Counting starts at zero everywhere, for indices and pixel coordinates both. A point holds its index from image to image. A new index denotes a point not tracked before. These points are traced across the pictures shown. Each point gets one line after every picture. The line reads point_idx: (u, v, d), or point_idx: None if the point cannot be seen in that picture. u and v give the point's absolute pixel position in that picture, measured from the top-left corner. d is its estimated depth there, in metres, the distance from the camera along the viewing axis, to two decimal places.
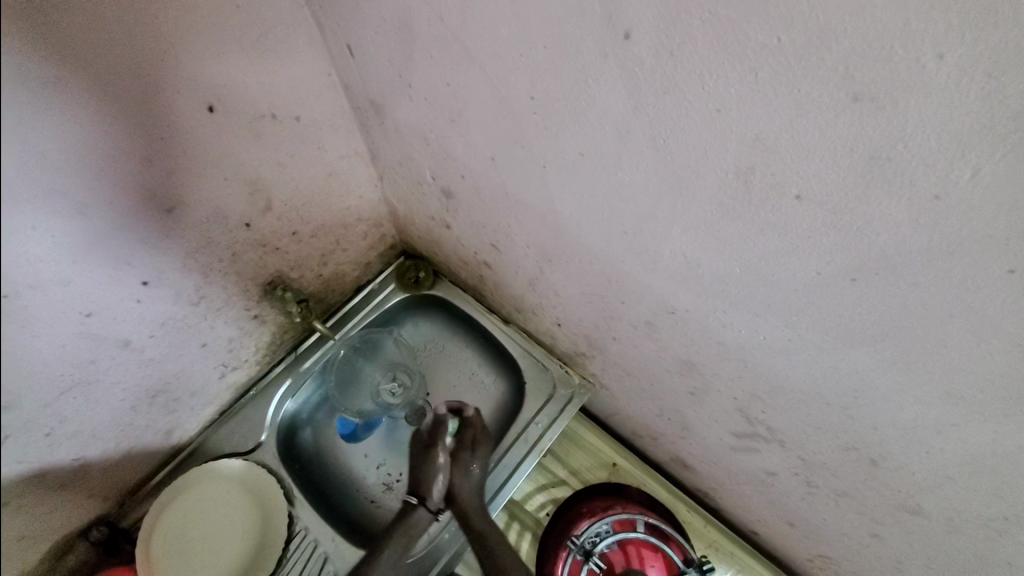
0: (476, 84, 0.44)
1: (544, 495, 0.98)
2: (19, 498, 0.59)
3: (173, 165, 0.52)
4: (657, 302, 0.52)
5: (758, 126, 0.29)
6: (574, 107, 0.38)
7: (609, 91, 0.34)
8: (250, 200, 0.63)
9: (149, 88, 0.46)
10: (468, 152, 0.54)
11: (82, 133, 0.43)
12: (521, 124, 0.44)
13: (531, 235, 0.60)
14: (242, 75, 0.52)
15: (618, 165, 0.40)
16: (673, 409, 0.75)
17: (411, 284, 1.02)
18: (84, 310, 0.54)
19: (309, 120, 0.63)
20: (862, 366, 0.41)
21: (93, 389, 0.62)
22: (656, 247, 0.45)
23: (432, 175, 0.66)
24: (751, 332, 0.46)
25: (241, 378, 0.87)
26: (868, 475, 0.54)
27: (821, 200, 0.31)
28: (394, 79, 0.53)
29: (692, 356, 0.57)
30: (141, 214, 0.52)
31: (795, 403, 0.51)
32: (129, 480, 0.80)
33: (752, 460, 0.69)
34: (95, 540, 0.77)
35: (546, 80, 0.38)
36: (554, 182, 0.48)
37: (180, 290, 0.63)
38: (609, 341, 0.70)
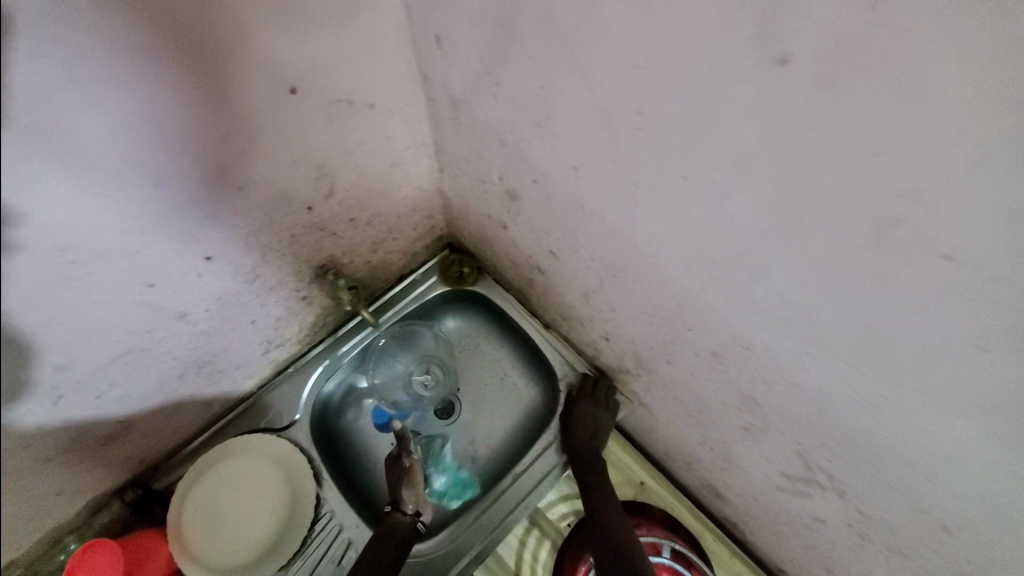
0: (575, 91, 0.41)
1: (566, 505, 0.96)
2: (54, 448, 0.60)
3: (249, 144, 0.51)
4: (731, 336, 0.49)
5: (922, 175, 0.26)
6: (690, 130, 0.35)
7: (740, 117, 0.32)
8: (314, 184, 0.62)
9: (238, 65, 0.45)
10: (549, 158, 0.52)
11: (170, 104, 0.43)
12: (618, 139, 0.41)
13: (599, 248, 0.58)
14: (327, 58, 0.51)
15: (726, 194, 0.37)
16: (718, 439, 0.72)
17: (454, 279, 1.00)
18: (147, 281, 0.54)
19: (382, 109, 0.61)
20: (966, 438, 0.37)
21: (145, 356, 0.62)
22: (748, 282, 0.42)
23: (499, 175, 0.64)
24: (840, 382, 0.43)
25: (282, 355, 0.87)
26: (935, 542, 0.50)
27: (974, 264, 0.27)
28: (480, 75, 0.51)
29: (758, 393, 0.54)
30: (210, 191, 0.51)
31: (869, 458, 0.48)
32: (166, 444, 0.81)
33: (799, 503, 0.66)
34: (129, 501, 0.79)
35: (661, 97, 0.35)
36: (642, 200, 0.45)
37: (239, 268, 0.63)
38: (662, 363, 0.68)
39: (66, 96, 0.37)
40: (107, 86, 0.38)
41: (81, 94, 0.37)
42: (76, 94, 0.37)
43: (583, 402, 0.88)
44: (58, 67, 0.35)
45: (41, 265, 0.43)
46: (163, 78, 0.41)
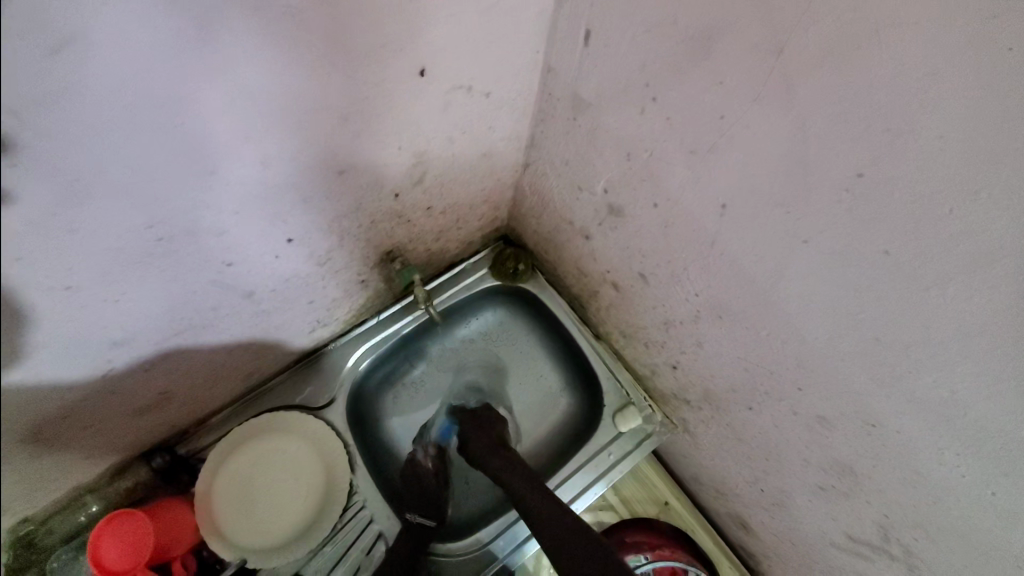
0: (771, 132, 0.36)
1: (590, 515, 0.97)
2: (91, 412, 0.56)
3: (362, 128, 0.45)
4: (856, 409, 0.46)
5: None
6: (924, 210, 0.31)
7: (1008, 214, 0.27)
8: (409, 171, 0.56)
9: (376, 41, 0.38)
10: (690, 188, 0.47)
11: (297, 80, 0.37)
12: (808, 194, 0.37)
13: (711, 287, 0.54)
14: (462, 40, 0.44)
15: (936, 283, 0.33)
16: (775, 486, 0.70)
17: (506, 274, 0.95)
18: (225, 261, 0.49)
19: (495, 99, 0.55)
20: None
21: (203, 332, 0.58)
22: (913, 369, 0.39)
23: (606, 188, 0.59)
24: (980, 485, 0.40)
25: (326, 333, 0.83)
26: None
27: None
28: (631, 84, 0.45)
29: (857, 464, 0.52)
30: (311, 173, 0.46)
31: (973, 553, 0.46)
32: (198, 412, 0.77)
33: (852, 564, 0.65)
34: (156, 467, 0.75)
35: (902, 167, 0.30)
36: (806, 260, 0.41)
37: (314, 251, 0.58)
38: (738, 406, 0.65)
39: (190, 64, 0.31)
40: (238, 56, 0.32)
41: (203, 63, 0.31)
42: (202, 62, 0.31)
43: (617, 434, 0.88)
44: (190, 30, 0.29)
45: (124, 241, 0.38)
46: (291, 48, 0.34)
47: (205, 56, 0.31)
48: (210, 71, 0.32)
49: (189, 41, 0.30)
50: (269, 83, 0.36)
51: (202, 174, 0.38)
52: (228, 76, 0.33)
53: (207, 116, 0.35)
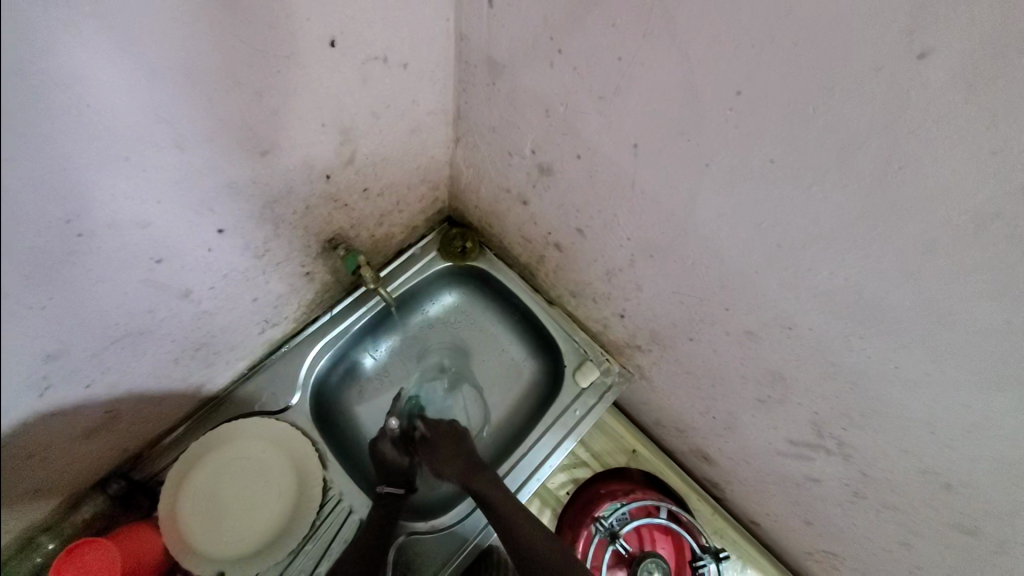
0: (663, 65, 0.40)
1: (565, 475, 1.01)
2: (31, 439, 0.53)
3: (280, 104, 0.46)
4: (776, 316, 0.52)
5: None
6: (796, 115, 0.35)
7: (859, 104, 0.32)
8: (337, 150, 0.57)
9: (281, 13, 0.39)
10: (605, 133, 0.50)
11: (206, 58, 0.37)
12: (703, 119, 0.41)
13: (640, 228, 0.58)
14: (369, 8, 0.45)
15: (817, 181, 0.38)
16: (724, 410, 0.76)
17: (455, 254, 0.96)
18: (154, 257, 0.48)
19: (414, 69, 0.56)
20: (1001, 408, 0.41)
21: (143, 340, 0.56)
22: (812, 266, 0.44)
23: (533, 149, 0.62)
24: (883, 360, 0.46)
25: (277, 334, 0.81)
26: (932, 495, 0.56)
27: None
28: (538, 40, 0.48)
29: (786, 369, 0.57)
30: (233, 153, 0.46)
31: (889, 426, 0.52)
32: (149, 433, 0.74)
33: (797, 466, 0.72)
34: (113, 494, 0.72)
35: (772, 78, 0.34)
36: (712, 184, 0.45)
37: (249, 241, 0.58)
38: (681, 340, 0.70)
39: (96, 45, 0.31)
40: (139, 29, 0.32)
41: (105, 37, 0.31)
42: (104, 39, 0.31)
43: (580, 391, 0.92)
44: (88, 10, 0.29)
45: (43, 238, 0.36)
46: (193, 18, 0.34)
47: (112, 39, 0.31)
48: (119, 57, 0.32)
49: (87, 16, 0.30)
50: (177, 58, 0.35)
51: (117, 162, 0.38)
52: (138, 60, 0.33)
53: (121, 102, 0.35)
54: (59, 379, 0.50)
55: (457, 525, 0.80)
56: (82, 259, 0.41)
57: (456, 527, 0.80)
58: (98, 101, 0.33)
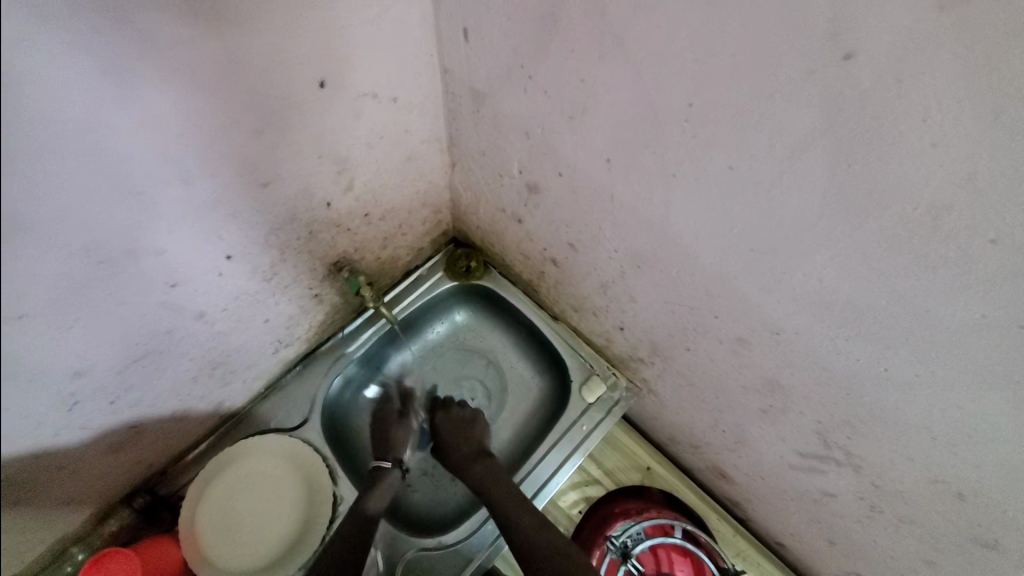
0: (621, 85, 0.42)
1: (577, 493, 1.00)
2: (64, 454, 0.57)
3: (276, 140, 0.50)
4: (762, 322, 0.51)
5: (978, 165, 0.28)
6: (743, 123, 0.36)
7: (799, 108, 0.33)
8: (335, 178, 0.61)
9: (273, 57, 0.44)
10: (580, 150, 0.52)
11: (202, 100, 0.42)
12: (663, 132, 0.42)
13: (624, 240, 0.59)
14: (355, 50, 0.50)
15: (774, 184, 0.38)
16: (732, 423, 0.75)
17: (461, 274, 0.99)
18: (169, 281, 0.52)
19: (404, 102, 0.61)
20: (995, 409, 0.39)
21: (163, 359, 0.61)
22: (786, 268, 0.44)
23: (520, 169, 0.65)
24: (871, 362, 0.45)
25: (291, 354, 0.86)
26: (948, 508, 0.52)
27: (1020, 246, 0.30)
28: (511, 68, 0.51)
29: (780, 375, 0.57)
30: (236, 185, 0.50)
31: (891, 433, 0.50)
32: (173, 449, 0.78)
33: (811, 480, 0.69)
34: (138, 507, 0.76)
35: (717, 89, 0.36)
36: (681, 193, 0.46)
37: (256, 265, 0.62)
38: (679, 351, 0.70)
39: (103, 92, 0.36)
40: (143, 78, 0.37)
41: (112, 85, 0.36)
42: (114, 87, 0.36)
43: (587, 407, 0.92)
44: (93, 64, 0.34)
45: (67, 265, 0.41)
46: (187, 65, 0.39)
47: (118, 85, 0.36)
48: (123, 101, 0.37)
49: (95, 72, 0.34)
50: (178, 100, 0.40)
51: (132, 197, 0.42)
52: (143, 104, 0.38)
53: (128, 141, 0.39)
54: (87, 397, 0.55)
55: (463, 543, 0.81)
56: (104, 284, 0.45)
57: (461, 545, 0.81)
58: (110, 141, 0.38)
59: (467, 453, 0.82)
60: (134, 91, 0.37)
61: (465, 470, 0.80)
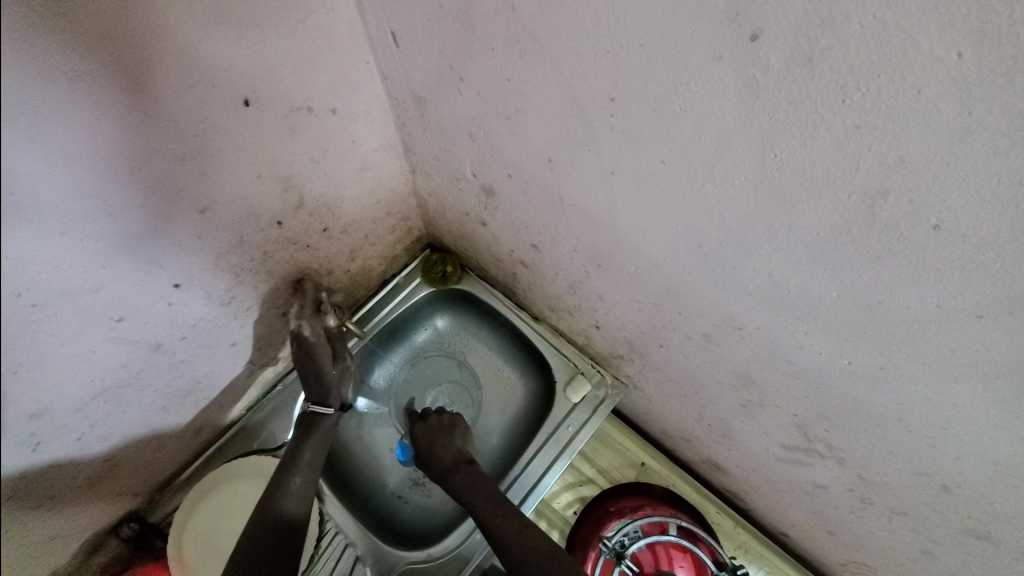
0: (544, 82, 0.40)
1: (571, 494, 0.98)
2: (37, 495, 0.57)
3: (204, 164, 0.49)
4: (723, 317, 0.49)
5: (908, 146, 0.25)
6: (664, 112, 0.34)
7: (716, 96, 0.31)
8: (282, 196, 0.60)
9: (184, 79, 0.43)
10: (522, 152, 0.50)
11: (113, 133, 0.40)
12: (592, 128, 0.40)
13: (581, 239, 0.57)
14: (277, 64, 0.48)
15: (708, 177, 0.36)
16: (715, 417, 0.72)
17: (438, 280, 0.98)
18: (114, 316, 0.52)
19: (345, 112, 0.59)
20: (965, 401, 0.36)
21: (124, 394, 0.60)
22: (735, 263, 0.41)
23: (473, 172, 0.63)
24: (834, 356, 0.43)
25: (269, 373, 0.86)
26: (935, 499, 0.50)
27: (965, 233, 0.27)
28: (442, 70, 0.49)
29: (752, 370, 0.54)
30: (170, 214, 0.49)
31: (867, 427, 0.48)
32: (158, 476, 0.79)
33: (799, 472, 0.66)
34: (126, 536, 0.77)
35: (634, 81, 0.34)
36: (623, 190, 0.44)
37: (210, 290, 0.62)
38: (653, 347, 0.68)
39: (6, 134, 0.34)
40: (46, 115, 0.35)
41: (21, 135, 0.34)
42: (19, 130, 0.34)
43: (573, 407, 0.89)
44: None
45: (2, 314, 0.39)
46: (97, 101, 0.38)
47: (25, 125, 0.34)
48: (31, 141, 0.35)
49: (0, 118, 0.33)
50: (90, 136, 0.39)
51: (55, 239, 0.41)
52: (50, 143, 0.37)
53: (45, 181, 0.38)
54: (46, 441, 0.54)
55: (457, 549, 0.82)
56: (41, 327, 0.45)
57: (456, 550, 0.81)
58: (28, 183, 0.36)
59: (450, 462, 0.80)
60: (41, 133, 0.36)
61: (448, 480, 0.78)
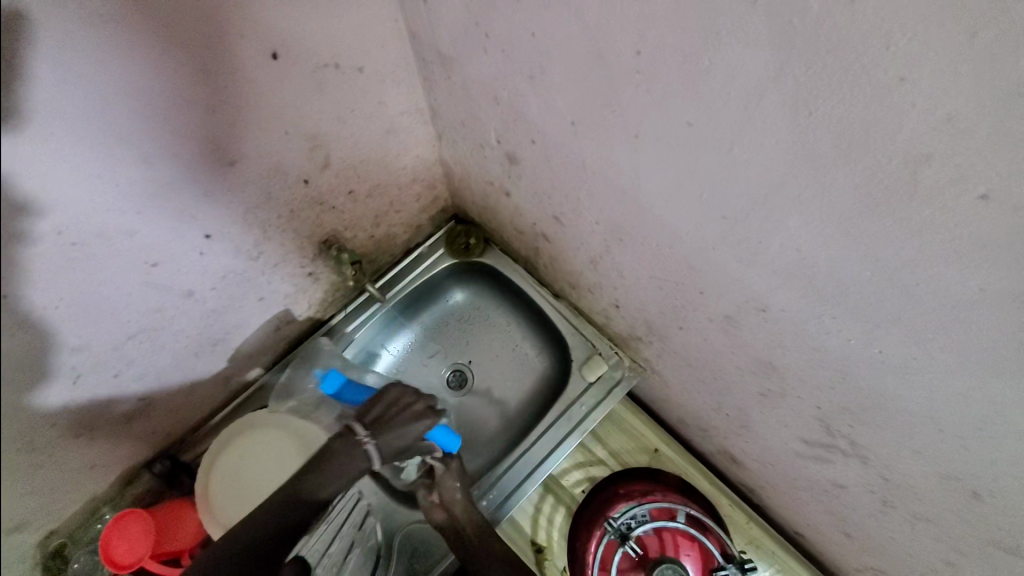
0: (569, 36, 0.38)
1: (580, 472, 0.98)
2: (78, 427, 0.62)
3: (234, 115, 0.50)
4: (745, 298, 0.47)
5: (957, 103, 0.23)
6: (692, 66, 0.32)
7: (746, 46, 0.28)
8: (308, 154, 0.61)
9: (214, 31, 0.43)
10: (546, 115, 0.49)
11: (147, 81, 0.42)
12: (617, 86, 0.38)
13: (603, 211, 0.55)
14: (306, 19, 0.48)
15: (735, 141, 0.34)
16: (734, 406, 0.70)
17: (461, 251, 0.98)
18: (149, 261, 0.54)
19: (371, 72, 0.59)
20: (1003, 400, 0.33)
21: (158, 336, 0.64)
22: (760, 238, 0.39)
23: (497, 138, 0.61)
24: (862, 343, 0.40)
25: (294, 330, 0.89)
26: (965, 508, 0.46)
27: (1016, 204, 0.24)
28: (468, 27, 0.48)
29: (774, 357, 0.52)
30: (201, 164, 0.51)
31: (894, 423, 0.45)
32: (189, 420, 0.84)
33: (819, 469, 0.63)
34: (158, 473, 0.82)
35: (661, 31, 0.32)
36: (646, 156, 0.42)
37: (239, 244, 0.64)
38: (673, 329, 0.66)
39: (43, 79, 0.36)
40: (83, 61, 0.37)
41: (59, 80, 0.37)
42: (50, 75, 0.36)
43: (587, 388, 0.88)
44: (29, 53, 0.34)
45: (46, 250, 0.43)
46: (130, 47, 0.39)
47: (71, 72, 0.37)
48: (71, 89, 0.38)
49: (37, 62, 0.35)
50: (123, 82, 0.40)
51: (96, 183, 0.43)
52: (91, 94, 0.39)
53: (83, 125, 0.40)
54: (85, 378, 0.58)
55: None
56: (84, 267, 0.48)
57: None
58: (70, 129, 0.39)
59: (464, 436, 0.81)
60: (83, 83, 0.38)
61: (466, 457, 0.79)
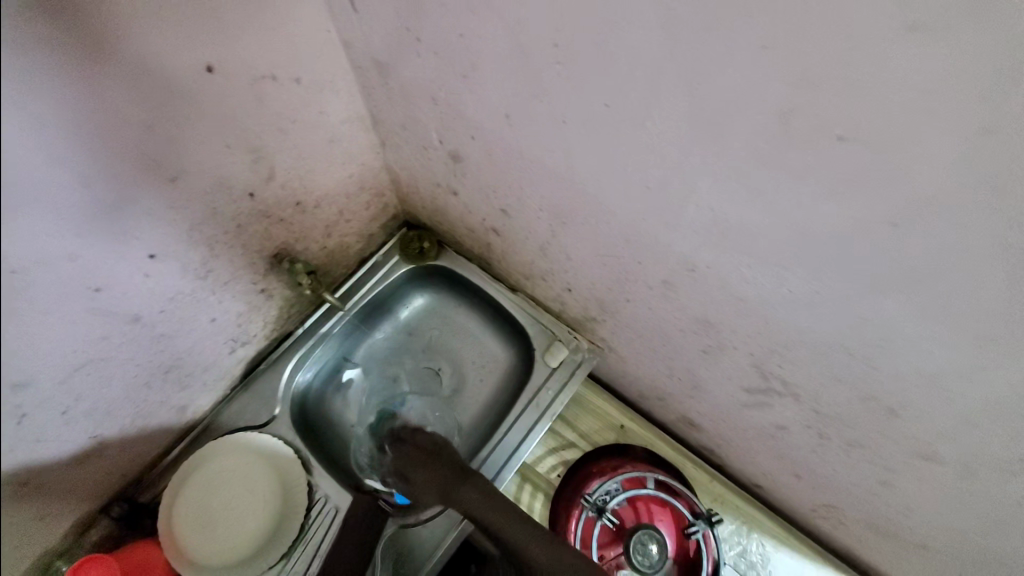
0: (494, 34, 0.42)
1: (555, 457, 1.01)
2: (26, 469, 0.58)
3: (174, 130, 0.50)
4: (677, 260, 0.52)
5: (809, 61, 0.28)
6: (601, 52, 0.37)
7: (642, 30, 0.33)
8: (252, 167, 0.61)
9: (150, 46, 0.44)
10: (481, 110, 0.53)
11: (77, 97, 0.41)
12: (541, 77, 0.42)
13: (544, 196, 0.59)
14: (240, 33, 0.50)
15: (647, 116, 0.39)
16: (684, 369, 0.76)
17: (415, 256, 1.00)
18: (93, 287, 0.53)
19: (308, 82, 0.61)
20: (892, 314, 0.39)
21: (107, 366, 0.62)
22: (681, 202, 0.44)
23: (439, 138, 0.65)
24: (777, 285, 0.46)
25: (251, 352, 0.87)
26: (882, 424, 0.53)
27: (866, 140, 0.30)
28: (400, 32, 0.51)
29: (710, 313, 0.57)
30: (142, 182, 0.51)
31: (816, 355, 0.51)
32: (145, 456, 0.80)
33: (763, 415, 0.70)
34: (116, 516, 0.77)
35: (573, 23, 0.36)
36: (574, 138, 0.46)
37: (185, 263, 0.63)
38: (621, 303, 0.70)
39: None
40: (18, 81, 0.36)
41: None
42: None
43: (551, 372, 0.92)
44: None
45: None
46: (65, 66, 0.39)
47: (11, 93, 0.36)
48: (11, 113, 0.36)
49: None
50: (59, 102, 0.40)
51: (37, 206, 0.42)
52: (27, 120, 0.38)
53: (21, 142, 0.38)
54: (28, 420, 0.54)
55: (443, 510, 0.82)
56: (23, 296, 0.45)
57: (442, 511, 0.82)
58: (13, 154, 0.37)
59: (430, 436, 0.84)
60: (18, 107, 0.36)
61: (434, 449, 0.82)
